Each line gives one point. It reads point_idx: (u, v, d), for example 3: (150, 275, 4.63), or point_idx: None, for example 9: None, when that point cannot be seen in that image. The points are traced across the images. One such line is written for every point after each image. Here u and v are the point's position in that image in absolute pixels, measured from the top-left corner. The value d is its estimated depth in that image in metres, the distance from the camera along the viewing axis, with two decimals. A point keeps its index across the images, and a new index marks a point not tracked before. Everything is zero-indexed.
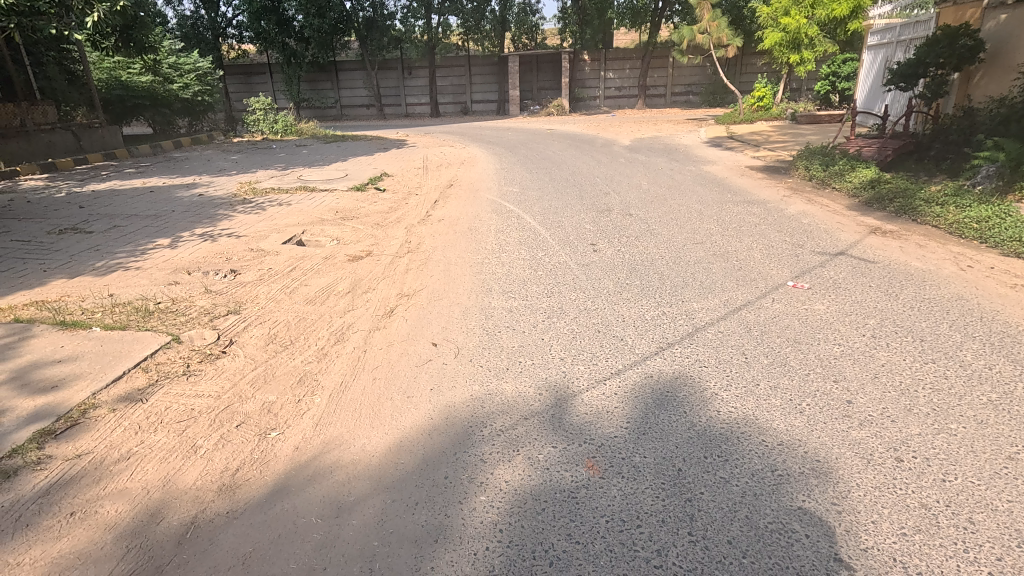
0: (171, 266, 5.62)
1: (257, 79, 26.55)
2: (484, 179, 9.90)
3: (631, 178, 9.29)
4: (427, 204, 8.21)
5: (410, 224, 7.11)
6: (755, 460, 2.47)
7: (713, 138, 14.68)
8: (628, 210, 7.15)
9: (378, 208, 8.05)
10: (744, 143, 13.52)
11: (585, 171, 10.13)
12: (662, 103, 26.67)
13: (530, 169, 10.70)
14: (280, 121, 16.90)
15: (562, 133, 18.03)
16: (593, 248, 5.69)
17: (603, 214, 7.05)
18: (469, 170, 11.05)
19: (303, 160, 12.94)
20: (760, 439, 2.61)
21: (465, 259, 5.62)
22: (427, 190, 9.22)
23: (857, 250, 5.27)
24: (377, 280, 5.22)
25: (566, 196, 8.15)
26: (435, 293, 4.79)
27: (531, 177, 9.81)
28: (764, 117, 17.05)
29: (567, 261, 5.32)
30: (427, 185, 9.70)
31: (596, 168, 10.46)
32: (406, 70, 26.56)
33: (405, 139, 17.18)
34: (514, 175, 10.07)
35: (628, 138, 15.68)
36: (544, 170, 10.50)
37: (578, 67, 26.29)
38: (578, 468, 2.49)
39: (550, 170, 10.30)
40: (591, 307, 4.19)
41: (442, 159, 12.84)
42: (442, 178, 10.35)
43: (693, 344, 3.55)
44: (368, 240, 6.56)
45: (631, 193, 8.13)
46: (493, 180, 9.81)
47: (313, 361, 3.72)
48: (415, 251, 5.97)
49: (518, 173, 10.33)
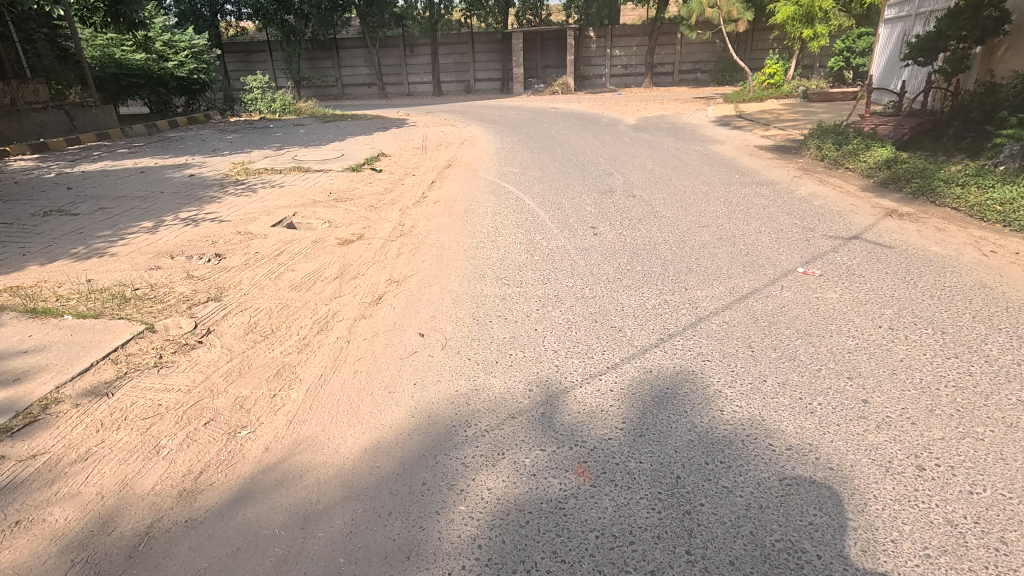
0: (154, 250, 5.42)
1: (256, 57, 26.16)
2: (484, 159, 9.62)
3: (635, 158, 8.97)
4: (424, 185, 7.94)
5: (404, 206, 6.87)
6: (761, 469, 2.25)
7: (721, 117, 14.25)
8: (631, 191, 6.87)
9: (373, 190, 7.80)
10: (754, 121, 13.11)
11: (588, 151, 9.80)
12: (670, 82, 26.07)
13: (532, 149, 10.38)
14: (277, 100, 16.56)
15: (566, 111, 17.60)
16: (593, 231, 5.44)
17: (605, 196, 6.78)
18: (469, 150, 10.74)
19: (300, 139, 12.66)
20: (766, 444, 2.39)
21: (459, 243, 5.38)
22: (424, 171, 8.96)
23: (872, 234, 4.99)
24: (366, 265, 5.00)
25: (568, 176, 7.87)
26: (425, 279, 4.57)
27: (532, 157, 9.51)
28: (775, 94, 16.56)
29: (565, 245, 5.08)
30: (426, 165, 9.42)
31: (599, 148, 10.13)
32: (408, 48, 26.00)
33: (406, 119, 16.83)
34: (515, 155, 9.78)
35: (634, 117, 15.28)
36: (545, 149, 10.18)
37: (584, 44, 25.68)
38: (566, 475, 2.28)
39: (552, 150, 9.99)
40: (588, 295, 3.96)
41: (442, 139, 12.52)
42: (441, 158, 10.06)
43: (695, 335, 3.33)
44: (361, 223, 6.32)
45: (635, 173, 7.83)
46: (493, 160, 9.51)
47: (292, 352, 3.52)
48: (409, 235, 5.73)
49: (519, 153, 10.03)
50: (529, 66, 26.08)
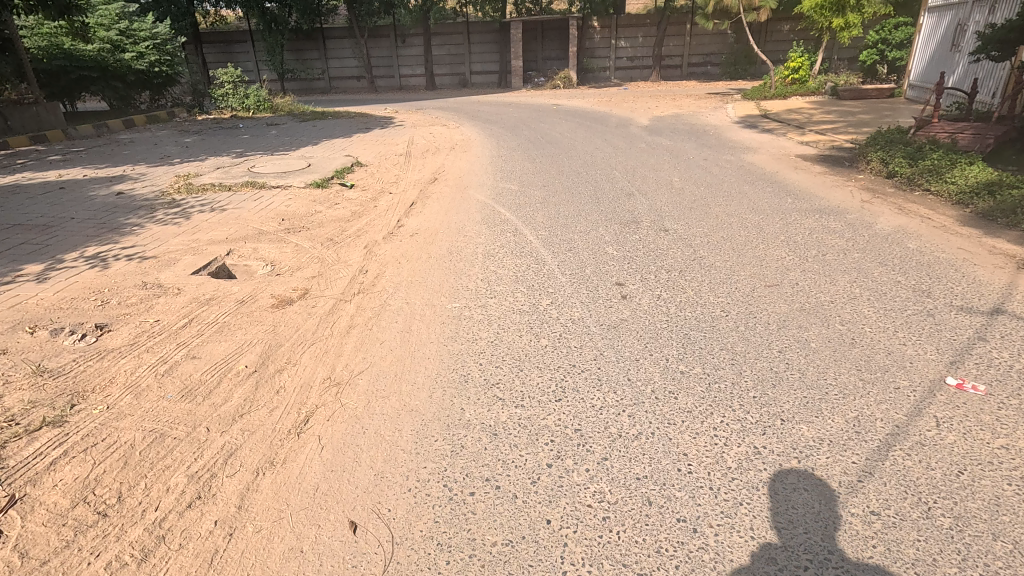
0: (13, 317, 3.94)
1: (237, 48, 24.56)
2: (477, 171, 8.14)
3: (657, 172, 7.51)
4: (401, 210, 6.41)
5: (372, 242, 5.39)
6: (809, 517, 2.04)
7: (744, 117, 12.72)
8: (660, 223, 5.41)
9: (336, 216, 6.29)
10: (784, 122, 11.61)
11: (600, 161, 8.32)
12: (678, 75, 24.54)
13: (534, 157, 8.93)
14: (251, 96, 15.02)
15: (570, 108, 16.04)
16: (621, 294, 3.93)
17: (628, 229, 5.30)
18: (461, 158, 9.25)
19: (268, 142, 11.14)
20: (807, 485, 2.19)
21: (432, 314, 3.81)
22: (405, 187, 7.45)
23: (1016, 303, 3.54)
24: (299, 352, 3.49)
25: (580, 198, 6.42)
26: (374, 387, 3.04)
27: (533, 169, 8.04)
28: (800, 91, 15.05)
29: (584, 320, 3.58)
30: (406, 180, 7.91)
31: (613, 157, 8.64)
32: (400, 38, 24.37)
33: (393, 116, 15.30)
34: (514, 166, 8.32)
35: (645, 116, 13.74)
36: (550, 159, 8.70)
37: (587, 34, 24.11)
38: (600, 520, 2.08)
39: (557, 160, 8.52)
40: (631, 445, 2.44)
41: (430, 143, 11.01)
42: (426, 169, 8.55)
43: (832, 557, 1.88)
44: (309, 271, 4.78)
45: (661, 195, 6.38)
46: (488, 172, 8.04)
47: (131, 565, 2.05)
48: (367, 296, 4.17)
49: (519, 163, 8.53)
50: (529, 58, 24.46)
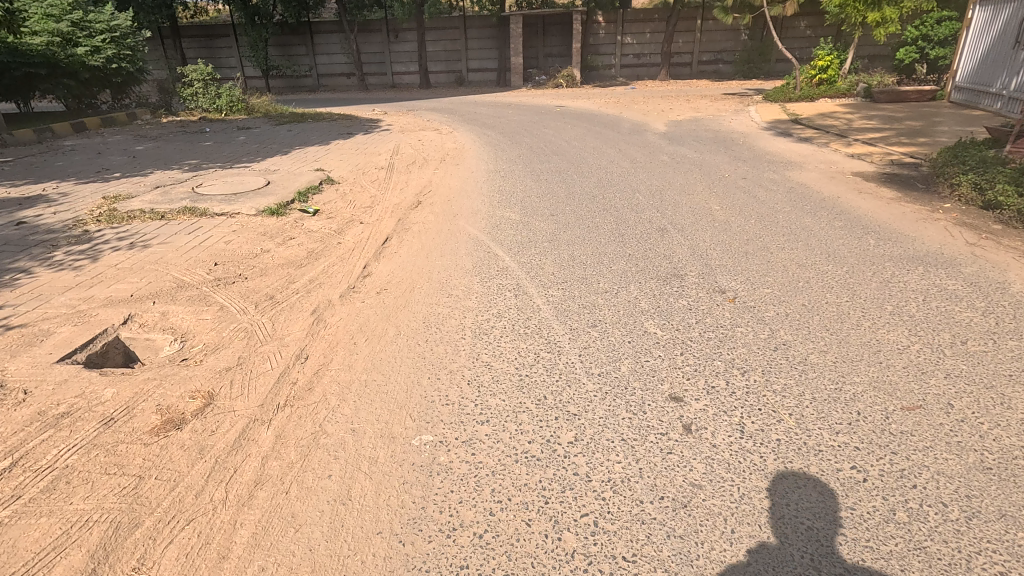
0: None
1: (219, 43, 23.19)
2: (470, 192, 6.76)
3: (689, 196, 6.17)
4: (368, 252, 4.98)
5: (324, 304, 4.01)
6: (809, 520, 2.01)
7: (771, 123, 11.36)
8: (715, 281, 3.98)
9: (284, 261, 4.86)
10: (820, 129, 10.23)
11: (619, 180, 6.92)
12: (687, 74, 23.18)
13: (540, 173, 7.52)
14: (222, 96, 13.62)
15: (575, 111, 14.62)
16: (690, 432, 2.47)
17: (670, 291, 3.87)
18: (452, 173, 7.84)
19: (232, 150, 9.74)
20: (808, 489, 2.15)
21: (386, 481, 2.31)
22: (379, 216, 6.03)
23: None
24: (152, 560, 2.04)
25: (602, 239, 4.98)
26: None
27: (538, 191, 6.61)
28: (828, 93, 13.71)
29: (638, 494, 2.17)
30: (383, 204, 6.49)
31: (632, 174, 7.24)
32: (392, 33, 22.91)
33: (380, 119, 13.90)
34: (515, 185, 6.94)
35: (661, 120, 12.35)
36: (557, 176, 7.31)
37: (591, 30, 22.69)
38: None
39: (566, 178, 7.14)
40: None
41: (419, 152, 9.63)
42: (409, 187, 7.16)
43: None
44: (224, 359, 3.36)
45: (702, 233, 5.02)
46: (484, 194, 6.66)
47: None
48: (289, 431, 2.68)
49: (521, 181, 7.13)
50: (529, 54, 23.02)
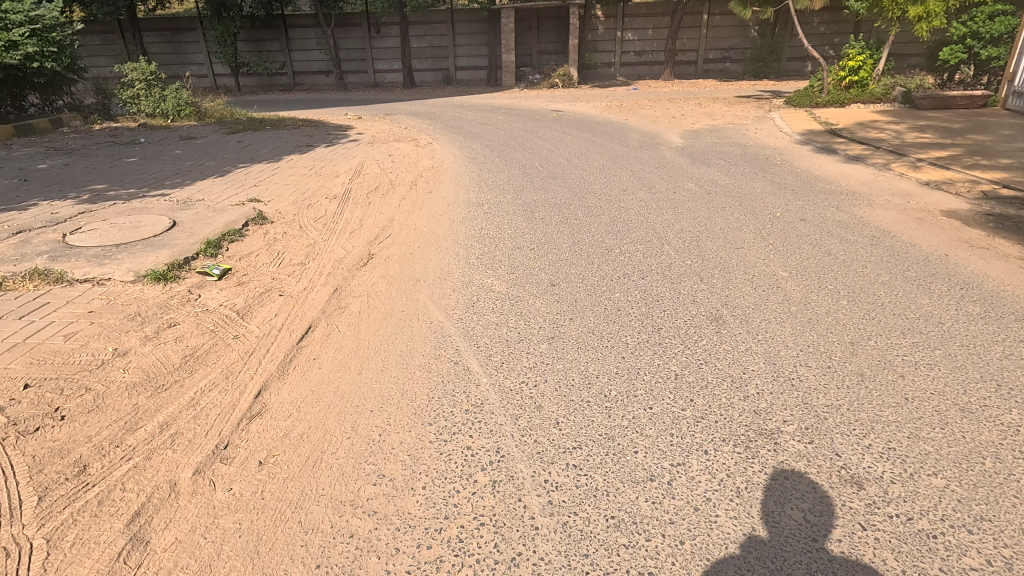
0: None
1: (186, 37, 21.58)
2: (441, 242, 5.02)
3: (736, 250, 4.56)
4: (265, 367, 3.21)
5: (158, 501, 2.30)
6: (801, 520, 2.04)
7: (805, 134, 9.72)
8: (845, 468, 2.26)
9: (133, 382, 3.11)
10: (869, 145, 8.61)
11: (640, 228, 5.15)
12: (692, 73, 21.62)
13: (534, 212, 5.77)
14: (167, 99, 11.84)
15: (573, 116, 12.90)
16: None
17: (706, 341, 3.22)
18: (422, 208, 6.09)
19: (157, 170, 7.97)
20: (804, 489, 2.17)
21: None
22: (307, 284, 4.30)
23: None
24: None
25: (636, 351, 3.16)
26: None
27: (531, 245, 4.85)
28: (861, 98, 12.10)
29: None
30: (315, 262, 4.72)
31: (655, 216, 5.48)
32: (373, 27, 21.10)
33: (350, 125, 12.14)
34: (500, 233, 5.21)
35: (674, 129, 10.68)
36: (558, 217, 5.57)
37: (590, 25, 20.99)
38: None
39: (569, 221, 5.42)
40: None
41: (387, 171, 7.93)
42: (361, 232, 5.41)
43: None
44: None
45: (783, 335, 3.27)
46: (459, 245, 4.93)
47: None
48: None
49: (510, 225, 5.40)
50: (522, 51, 21.31)
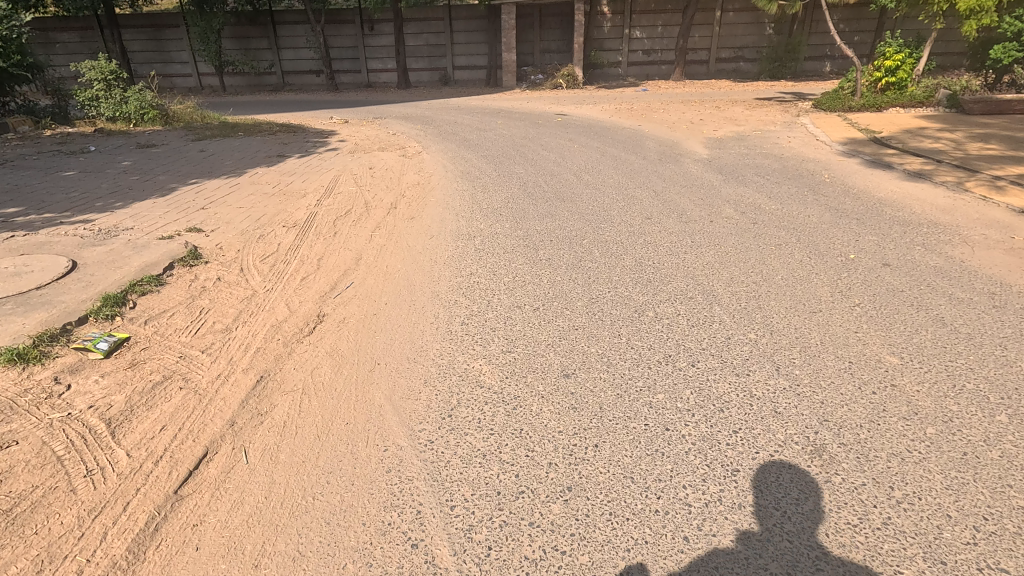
0: None
1: (168, 34, 20.39)
2: (416, 301, 3.78)
3: (812, 315, 3.39)
4: (103, 560, 1.95)
5: None
6: (794, 513, 2.03)
7: (846, 143, 8.52)
8: None
9: None
10: (927, 156, 7.42)
11: (681, 282, 3.88)
12: (704, 73, 20.41)
13: (539, 253, 4.53)
14: (129, 102, 10.67)
15: (579, 121, 11.66)
16: None
17: (698, 344, 3.10)
18: (399, 245, 4.84)
19: (93, 187, 6.76)
20: (792, 480, 2.17)
21: None
22: (222, 372, 3.06)
23: None
24: None
25: (707, 530, 1.99)
26: None
27: (536, 310, 3.57)
28: (900, 102, 10.92)
29: None
30: (243, 331, 3.47)
31: (696, 261, 4.23)
32: (366, 24, 19.88)
33: (332, 131, 10.94)
34: (495, 286, 3.95)
35: (695, 136, 9.49)
36: (571, 261, 4.32)
37: (595, 22, 19.78)
38: None
39: (587, 268, 4.17)
40: None
41: (366, 189, 6.77)
42: (315, 281, 4.17)
43: None
44: None
45: (940, 501, 2.04)
46: (440, 308, 3.67)
47: None
48: None
49: (509, 272, 4.17)
50: (523, 50, 20.12)
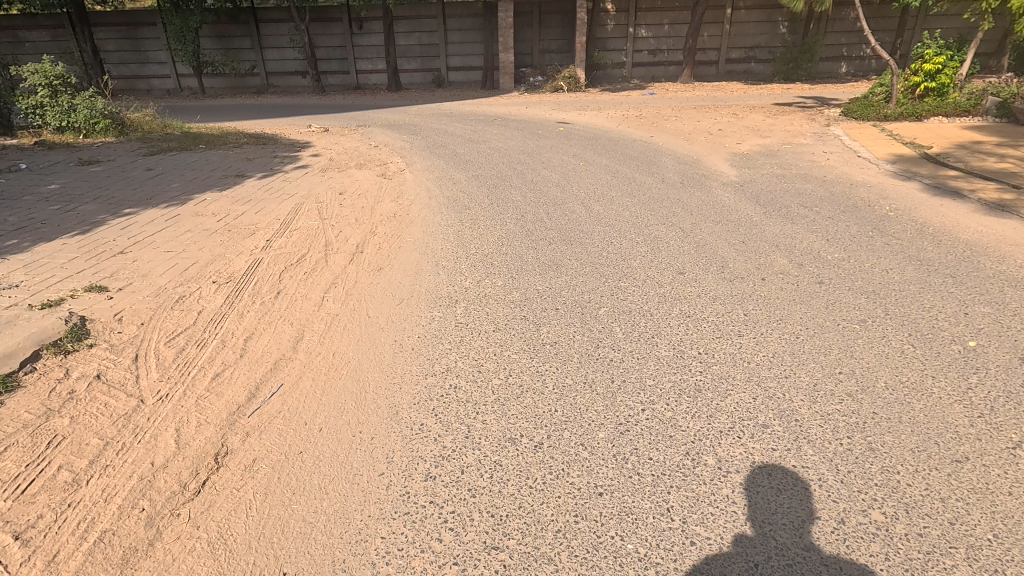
0: None
1: (144, 33, 19.18)
2: (363, 431, 2.59)
3: (957, 465, 2.25)
4: None
5: None
6: (786, 515, 2.06)
7: (894, 161, 7.38)
8: None
9: None
10: (997, 181, 6.28)
11: (747, 402, 2.68)
12: (713, 74, 19.24)
13: (541, 336, 3.33)
14: (78, 112, 9.49)
15: (584, 130, 10.50)
16: None
17: (684, 361, 3.02)
18: (355, 318, 3.65)
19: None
20: (784, 485, 2.19)
21: None
22: None
23: None
24: None
25: None
26: None
27: (535, 459, 2.37)
28: (944, 111, 9.76)
29: None
30: (95, 490, 2.29)
31: (758, 355, 3.05)
32: (355, 22, 18.69)
33: (306, 142, 9.76)
34: (477, 404, 2.74)
35: (716, 151, 8.34)
36: (584, 353, 3.13)
37: (598, 21, 18.60)
38: None
39: (607, 367, 2.98)
40: None
41: (333, 220, 5.63)
42: (229, 384, 2.98)
43: None
44: None
45: None
46: (394, 449, 2.47)
47: None
48: None
49: (499, 372, 2.99)
50: (522, 50, 18.91)
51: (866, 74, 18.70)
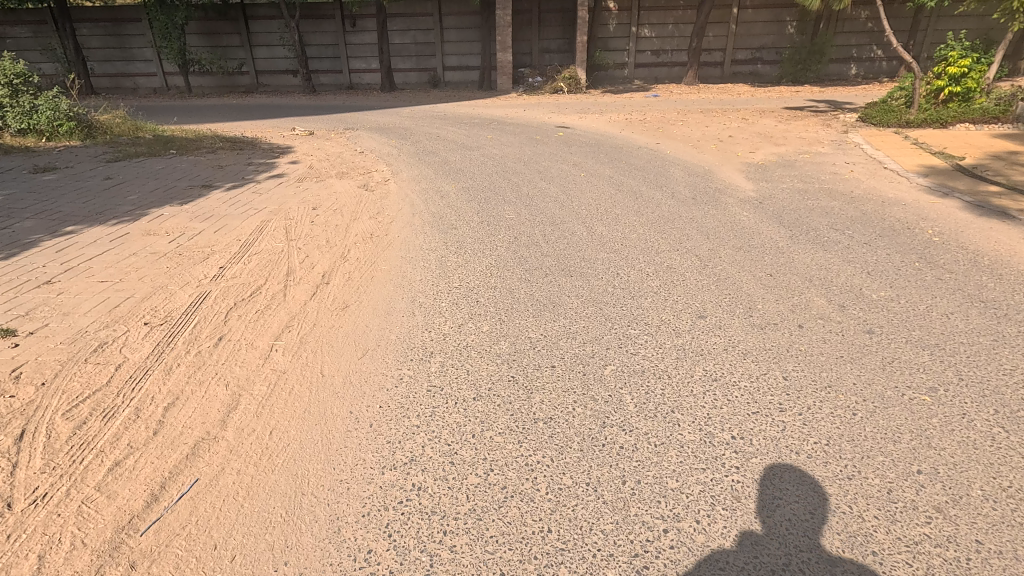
0: None
1: (128, 28, 18.49)
2: (289, 565, 1.93)
3: None
4: None
5: None
6: (797, 516, 2.05)
7: (925, 174, 6.72)
8: None
9: None
10: None
11: (803, 522, 2.02)
12: (718, 76, 18.58)
13: (532, 411, 2.65)
14: (40, 113, 8.82)
15: (585, 135, 9.83)
16: None
17: (707, 440, 2.44)
18: (304, 380, 2.96)
19: None
20: (797, 486, 2.18)
21: None
22: None
23: None
24: None
25: None
26: None
27: None
28: (971, 117, 9.07)
29: None
30: None
31: (809, 444, 2.39)
32: (348, 19, 18.05)
33: (286, 148, 9.08)
34: (446, 523, 2.07)
35: (729, 161, 7.68)
36: (588, 436, 2.48)
37: (600, 20, 17.93)
38: None
39: (617, 460, 2.33)
40: None
41: (300, 242, 4.97)
42: (131, 479, 2.31)
43: None
44: None
45: None
46: None
47: None
48: None
49: (478, 466, 2.33)
50: (520, 49, 18.22)
51: (877, 76, 18.01)
